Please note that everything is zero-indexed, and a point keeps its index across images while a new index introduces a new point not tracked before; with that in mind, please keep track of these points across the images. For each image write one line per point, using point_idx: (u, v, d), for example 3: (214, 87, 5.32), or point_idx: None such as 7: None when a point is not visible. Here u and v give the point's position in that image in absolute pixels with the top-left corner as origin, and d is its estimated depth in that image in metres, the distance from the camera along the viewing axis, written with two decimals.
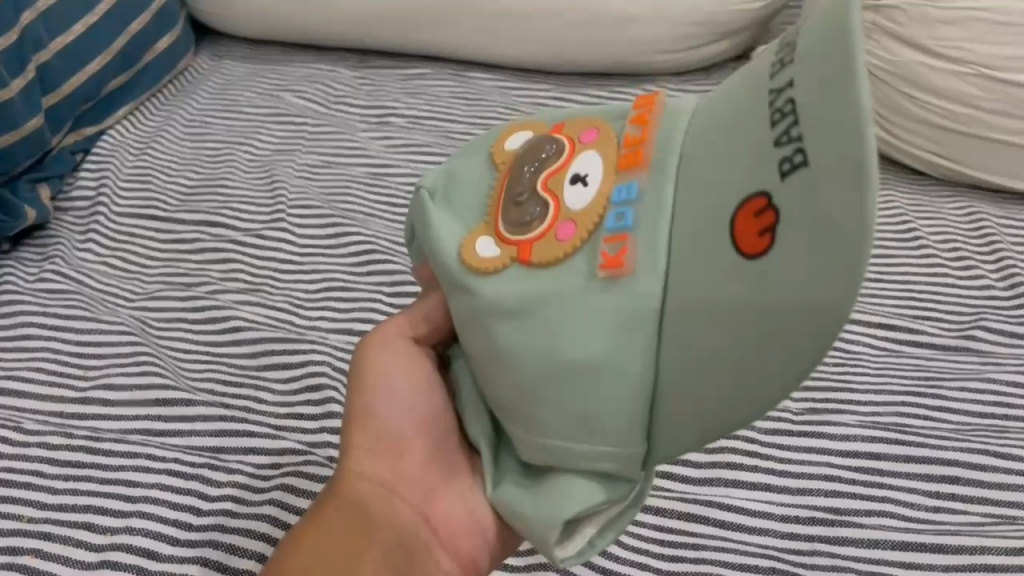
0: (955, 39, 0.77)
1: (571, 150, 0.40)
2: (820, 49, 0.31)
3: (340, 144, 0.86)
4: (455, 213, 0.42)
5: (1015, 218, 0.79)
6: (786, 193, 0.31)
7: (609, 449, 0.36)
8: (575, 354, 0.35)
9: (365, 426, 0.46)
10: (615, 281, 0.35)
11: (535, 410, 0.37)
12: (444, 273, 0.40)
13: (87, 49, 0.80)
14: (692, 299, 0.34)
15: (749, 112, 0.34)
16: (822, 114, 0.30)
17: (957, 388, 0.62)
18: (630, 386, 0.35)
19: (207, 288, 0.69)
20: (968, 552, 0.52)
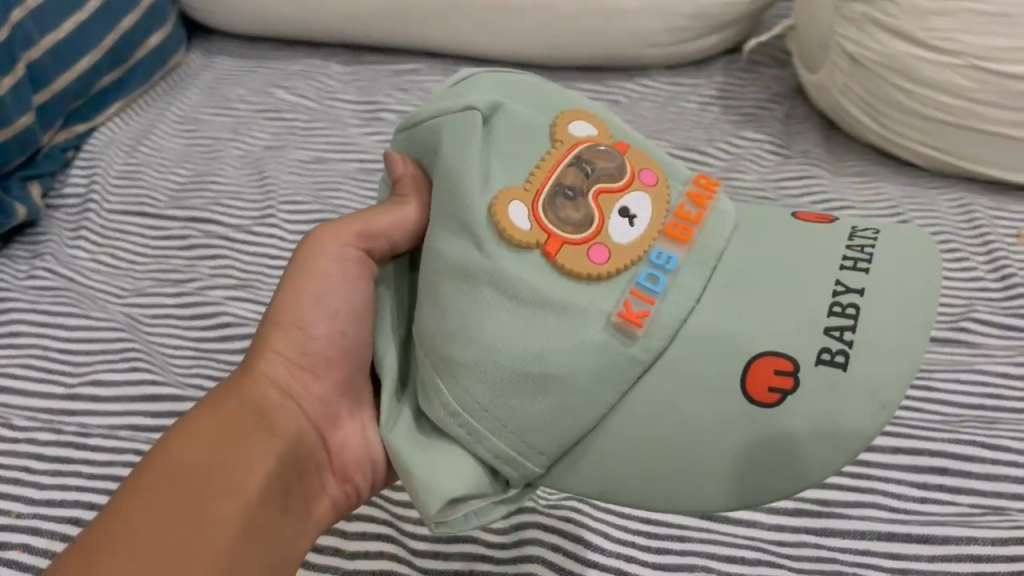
0: (947, 30, 0.75)
1: (629, 181, 0.45)
2: (886, 296, 0.42)
3: (331, 140, 0.86)
4: (496, 158, 0.44)
5: (1006, 209, 0.79)
6: (812, 373, 0.40)
7: (518, 449, 0.40)
8: (551, 359, 0.40)
9: (285, 333, 0.47)
10: (626, 331, 0.41)
11: (478, 381, 0.40)
12: (462, 220, 0.43)
13: (77, 47, 0.80)
14: (689, 405, 0.41)
15: (798, 283, 0.43)
16: (878, 340, 0.40)
17: (948, 380, 0.62)
18: (581, 416, 0.40)
19: (196, 284, 0.69)
20: (953, 543, 0.51)
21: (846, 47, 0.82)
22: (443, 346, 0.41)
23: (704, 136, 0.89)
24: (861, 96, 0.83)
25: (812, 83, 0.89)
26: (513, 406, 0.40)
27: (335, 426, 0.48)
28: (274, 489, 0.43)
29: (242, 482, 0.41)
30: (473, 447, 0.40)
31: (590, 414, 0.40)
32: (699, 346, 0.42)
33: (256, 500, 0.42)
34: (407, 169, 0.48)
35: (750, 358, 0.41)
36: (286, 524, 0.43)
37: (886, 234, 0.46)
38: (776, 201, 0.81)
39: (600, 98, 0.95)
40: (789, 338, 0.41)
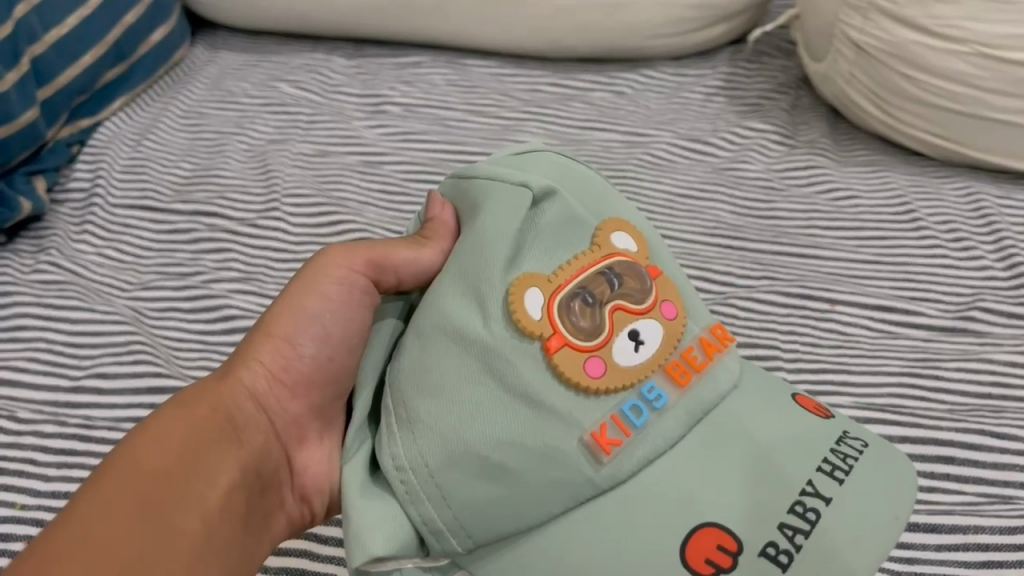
0: (953, 17, 0.75)
1: (653, 304, 0.44)
2: (850, 523, 0.41)
3: (335, 134, 0.86)
4: (524, 244, 0.44)
5: (1014, 198, 0.78)
6: (751, 566, 0.39)
7: (449, 526, 0.40)
8: (511, 456, 0.39)
9: (271, 345, 0.46)
10: (595, 451, 0.40)
11: (442, 447, 0.40)
12: (476, 288, 0.43)
13: (81, 42, 0.81)
14: (625, 539, 0.39)
15: (777, 459, 0.42)
16: (819, 562, 0.39)
17: (954, 368, 0.62)
18: (520, 519, 0.39)
19: (201, 278, 0.69)
20: (961, 531, 0.51)
21: (851, 36, 0.82)
22: (413, 399, 0.41)
23: (709, 127, 0.88)
24: (867, 85, 0.83)
25: (818, 74, 0.89)
26: (460, 493, 0.39)
27: (302, 448, 0.47)
28: (236, 500, 0.41)
29: (207, 486, 0.39)
30: (407, 507, 0.40)
31: (530, 520, 0.39)
32: (659, 488, 0.40)
33: (219, 506, 0.39)
34: (444, 214, 0.48)
35: (705, 523, 0.39)
36: (251, 534, 0.42)
37: (874, 453, 0.44)
38: (781, 191, 0.81)
39: (604, 90, 0.95)
40: (748, 523, 0.39)
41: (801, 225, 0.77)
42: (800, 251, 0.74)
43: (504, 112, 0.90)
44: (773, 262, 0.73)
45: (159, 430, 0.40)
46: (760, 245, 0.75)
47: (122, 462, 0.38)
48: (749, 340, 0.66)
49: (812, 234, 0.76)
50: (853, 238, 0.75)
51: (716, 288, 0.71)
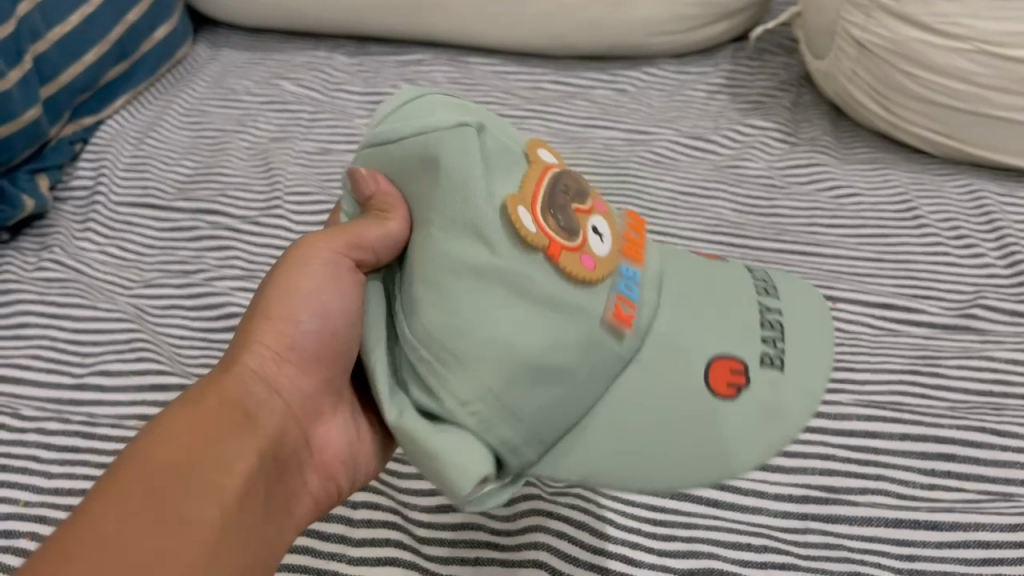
0: (955, 15, 0.75)
1: (591, 206, 0.46)
2: (804, 343, 0.49)
3: (337, 132, 0.86)
4: (491, 168, 0.42)
5: (1016, 195, 0.78)
6: (760, 378, 0.46)
7: (522, 432, 0.40)
8: (557, 348, 0.41)
9: (274, 327, 0.44)
10: (620, 329, 0.43)
11: (494, 366, 0.39)
12: (468, 218, 0.41)
13: (84, 40, 0.81)
14: (653, 389, 0.44)
15: (724, 306, 0.48)
16: (801, 373, 0.47)
17: (955, 366, 0.62)
18: (573, 400, 0.42)
19: (203, 275, 0.70)
20: (961, 529, 0.51)
21: (853, 33, 0.82)
22: (448, 337, 0.39)
23: (711, 125, 0.88)
24: (869, 83, 0.83)
25: (820, 71, 0.89)
26: (525, 403, 0.40)
27: (318, 424, 0.46)
28: (254, 491, 0.39)
29: (223, 482, 0.38)
30: (484, 433, 0.39)
31: (581, 400, 0.42)
32: (661, 347, 0.45)
33: (238, 503, 0.38)
34: (379, 185, 0.44)
35: (706, 361, 0.45)
36: (269, 527, 0.40)
37: (774, 285, 0.53)
38: (783, 189, 0.81)
39: (606, 88, 0.95)
40: (736, 346, 0.46)
41: (803, 222, 0.77)
42: (801, 249, 0.74)
43: (506, 110, 0.90)
44: (774, 260, 0.73)
45: (171, 432, 0.38)
46: (761, 242, 0.75)
47: (128, 475, 0.35)
48: None
49: (814, 232, 0.76)
50: (854, 236, 0.75)
51: None
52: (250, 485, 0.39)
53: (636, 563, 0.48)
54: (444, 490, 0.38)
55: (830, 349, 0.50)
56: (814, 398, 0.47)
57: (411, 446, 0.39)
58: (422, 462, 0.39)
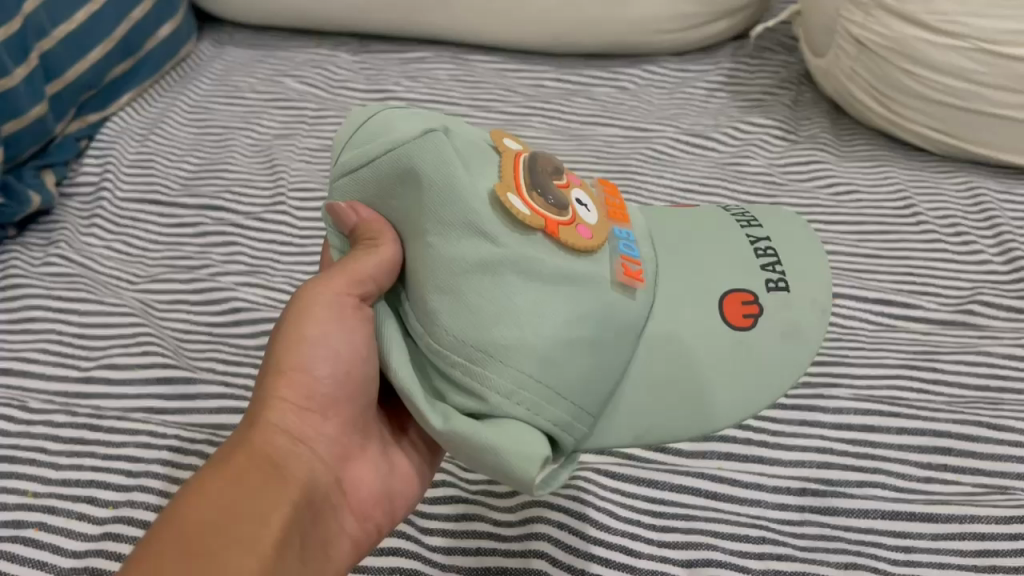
0: (953, 13, 0.76)
1: (568, 182, 0.47)
2: (790, 259, 0.53)
3: (340, 129, 0.87)
4: (467, 163, 0.43)
5: (1014, 193, 0.79)
6: (767, 301, 0.49)
7: (573, 406, 0.41)
8: (580, 319, 0.42)
9: (291, 377, 0.43)
10: (632, 288, 0.45)
11: (529, 347, 0.40)
12: (464, 214, 0.41)
13: (89, 39, 0.81)
14: (673, 337, 0.46)
15: (703, 251, 0.51)
16: (802, 291, 0.51)
17: (953, 361, 0.63)
18: (611, 364, 0.43)
19: (208, 270, 0.70)
20: (958, 521, 0.51)
21: (852, 31, 0.82)
22: (476, 334, 0.40)
23: (711, 123, 0.89)
24: (868, 81, 0.84)
25: (819, 69, 0.89)
26: (562, 376, 0.41)
27: (346, 469, 0.45)
28: (293, 542, 0.38)
29: (266, 535, 0.36)
30: (536, 417, 0.40)
31: (618, 358, 0.44)
32: (668, 302, 0.47)
33: (280, 555, 0.37)
34: (362, 216, 0.44)
35: (714, 297, 0.48)
36: None
37: (737, 219, 0.55)
38: (782, 186, 0.81)
39: (607, 85, 0.95)
40: (732, 278, 0.50)
41: (803, 219, 0.77)
42: None
43: (508, 107, 0.91)
44: None
45: (208, 490, 0.36)
46: None
47: (172, 540, 0.34)
48: None
49: (814, 228, 0.76)
50: (854, 233, 0.76)
51: None
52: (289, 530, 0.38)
53: (635, 554, 0.49)
54: (514, 482, 0.38)
55: (827, 277, 0.53)
56: (819, 321, 0.50)
57: (464, 451, 0.39)
58: (485, 461, 0.39)
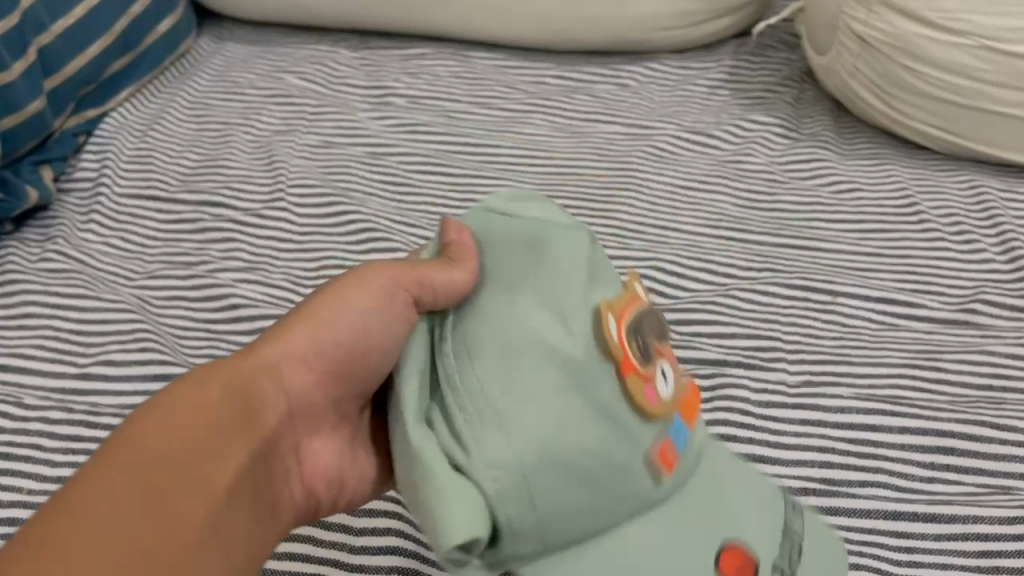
0: (957, 10, 0.75)
1: (670, 353, 0.44)
2: (821, 573, 0.44)
3: (340, 125, 0.86)
4: (585, 270, 0.43)
5: (1017, 191, 0.79)
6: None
7: (522, 512, 0.38)
8: (593, 450, 0.39)
9: (302, 326, 0.43)
10: (660, 472, 0.41)
11: (530, 432, 0.39)
12: (550, 293, 0.42)
13: (88, 33, 0.82)
14: (667, 535, 0.41)
15: (754, 505, 0.43)
16: None
17: (955, 360, 0.62)
18: (591, 512, 0.39)
19: (206, 267, 0.70)
20: (960, 522, 0.51)
21: (854, 28, 0.82)
22: (504, 392, 0.39)
23: (713, 120, 0.88)
24: (870, 78, 0.83)
25: (821, 67, 0.88)
26: (540, 489, 0.38)
27: (314, 437, 0.45)
28: (242, 488, 0.38)
29: (214, 468, 0.37)
30: (495, 506, 0.38)
31: (602, 521, 0.40)
32: (701, 500, 0.42)
33: (226, 495, 0.37)
34: (460, 237, 0.45)
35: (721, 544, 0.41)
36: (254, 531, 0.39)
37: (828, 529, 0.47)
38: (784, 184, 0.81)
39: (608, 82, 0.95)
40: (752, 534, 0.42)
41: (804, 217, 0.77)
42: (803, 243, 0.74)
43: (508, 105, 0.90)
44: (776, 255, 0.73)
45: (169, 409, 0.37)
46: (762, 236, 0.75)
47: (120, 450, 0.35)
48: (751, 329, 0.65)
49: (815, 226, 0.76)
50: (856, 231, 0.75)
51: (717, 279, 0.70)
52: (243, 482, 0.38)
53: None
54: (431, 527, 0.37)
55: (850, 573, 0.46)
56: None
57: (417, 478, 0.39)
58: (428, 485, 0.38)
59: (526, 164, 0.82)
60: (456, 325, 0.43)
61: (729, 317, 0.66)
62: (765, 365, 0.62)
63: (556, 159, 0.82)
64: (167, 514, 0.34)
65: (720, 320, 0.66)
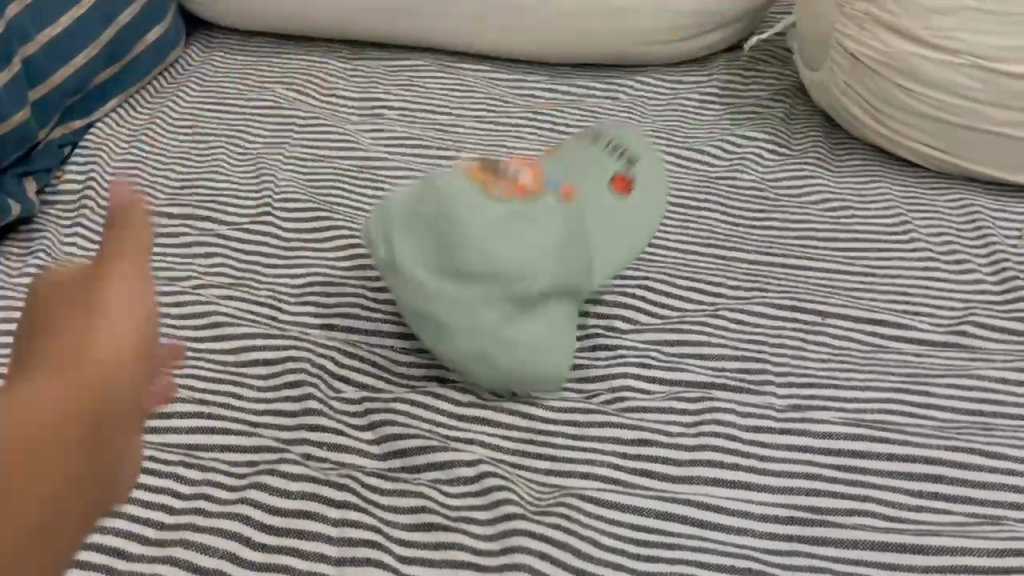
0: (950, 29, 0.75)
1: None
2: (633, 156, 0.67)
3: (328, 138, 0.86)
4: (490, 213, 0.57)
5: (1009, 211, 0.79)
6: (650, 191, 0.66)
7: (548, 327, 0.57)
8: (567, 217, 0.59)
9: (56, 307, 0.41)
10: (575, 202, 0.61)
11: (544, 263, 0.57)
12: (482, 214, 0.57)
13: (74, 44, 0.81)
14: (600, 188, 0.63)
15: (586, 157, 0.65)
16: (649, 191, 0.66)
17: (945, 385, 0.62)
18: (573, 288, 0.59)
19: (190, 283, 0.69)
20: (948, 553, 0.50)
21: (846, 46, 0.81)
22: (500, 223, 0.57)
23: (704, 136, 0.88)
24: (862, 96, 0.82)
25: (812, 83, 0.88)
26: (552, 227, 0.58)
27: (119, 253, 0.43)
28: (86, 369, 0.39)
29: (59, 377, 0.38)
30: (542, 350, 0.57)
31: (583, 233, 0.59)
32: (596, 164, 0.65)
33: (91, 418, 0.39)
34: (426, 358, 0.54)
35: (613, 176, 0.65)
36: (110, 345, 0.40)
37: (634, 143, 0.68)
38: (775, 202, 0.80)
39: (599, 96, 0.94)
40: (627, 207, 0.64)
41: (795, 237, 0.77)
42: (792, 263, 0.74)
43: (499, 119, 0.90)
44: (767, 274, 0.73)
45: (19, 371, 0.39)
46: (752, 256, 0.74)
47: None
48: (738, 351, 0.64)
49: (806, 245, 0.76)
50: (847, 250, 0.75)
51: (705, 300, 0.70)
52: (66, 450, 0.37)
53: None
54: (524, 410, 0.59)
55: (648, 150, 0.69)
56: (654, 210, 0.66)
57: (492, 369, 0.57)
58: (508, 376, 0.57)
59: None
60: (431, 228, 0.57)
61: (716, 339, 0.65)
62: (752, 390, 0.61)
63: None
64: (33, 459, 0.36)
65: (707, 342, 0.65)
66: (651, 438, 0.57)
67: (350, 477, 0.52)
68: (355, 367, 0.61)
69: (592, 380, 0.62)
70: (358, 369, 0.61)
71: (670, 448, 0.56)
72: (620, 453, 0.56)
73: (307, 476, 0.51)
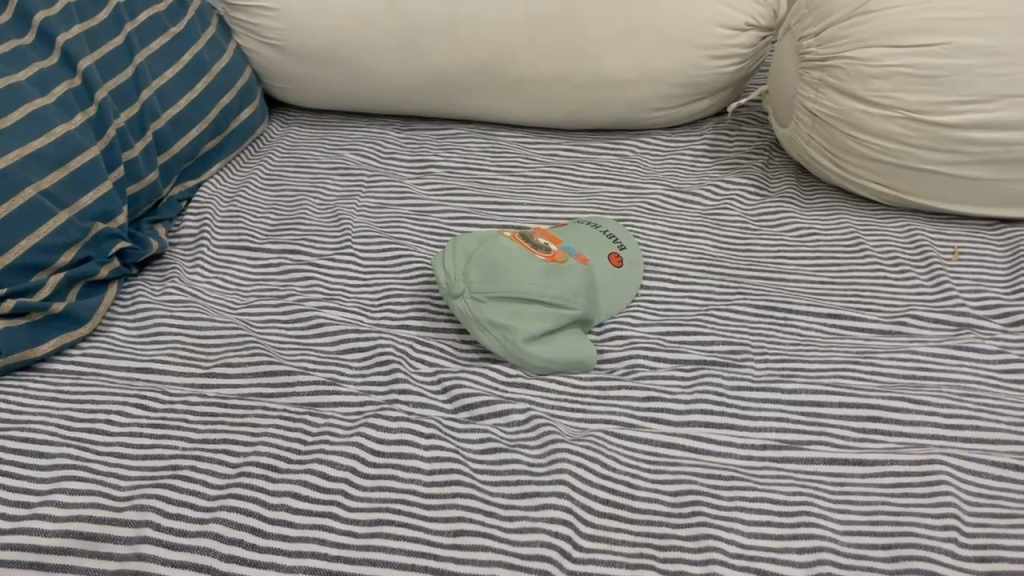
0: (885, 90, 0.95)
1: None
2: (611, 222, 0.95)
3: (391, 191, 1.05)
4: (530, 262, 0.79)
5: (946, 233, 0.97)
6: (633, 250, 0.91)
7: (576, 337, 0.78)
8: (581, 267, 0.82)
9: None
10: (587, 265, 0.84)
11: (572, 295, 0.78)
12: (526, 261, 0.79)
13: (188, 120, 1.02)
14: (597, 256, 0.87)
15: (588, 240, 0.88)
16: (629, 250, 0.90)
17: (888, 356, 0.79)
18: (589, 316, 0.80)
19: (294, 297, 0.88)
20: (879, 464, 0.67)
21: (807, 105, 1.02)
22: (548, 268, 0.79)
23: (697, 183, 1.08)
24: (822, 144, 1.02)
25: (784, 137, 1.08)
26: (576, 275, 0.80)
27: None
28: None
29: None
30: (576, 347, 0.77)
31: (593, 282, 0.82)
32: (592, 242, 0.89)
33: None
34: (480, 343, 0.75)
35: (607, 253, 0.88)
36: None
37: (605, 220, 0.95)
38: (756, 231, 0.99)
39: (610, 153, 1.15)
40: (624, 264, 0.88)
41: (771, 256, 0.95)
42: (768, 276, 0.92)
43: (528, 173, 1.10)
44: (745, 282, 0.91)
45: None
46: (736, 270, 0.93)
47: None
48: (725, 337, 0.82)
49: (780, 262, 0.94)
50: (812, 265, 0.94)
51: (699, 302, 0.88)
52: None
53: (636, 485, 0.65)
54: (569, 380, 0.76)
55: (620, 227, 0.94)
56: (635, 259, 0.90)
57: (540, 357, 0.76)
58: (550, 358, 0.76)
59: (544, 215, 1.00)
60: (488, 268, 0.79)
61: (708, 329, 0.83)
62: (738, 366, 0.78)
63: (568, 212, 1.01)
64: None
65: (701, 330, 0.83)
66: (657, 396, 0.74)
67: (434, 421, 0.70)
68: (429, 351, 0.79)
69: (611, 360, 0.80)
70: (431, 353, 0.79)
71: (674, 402, 0.74)
72: (634, 406, 0.74)
73: (403, 419, 0.69)
